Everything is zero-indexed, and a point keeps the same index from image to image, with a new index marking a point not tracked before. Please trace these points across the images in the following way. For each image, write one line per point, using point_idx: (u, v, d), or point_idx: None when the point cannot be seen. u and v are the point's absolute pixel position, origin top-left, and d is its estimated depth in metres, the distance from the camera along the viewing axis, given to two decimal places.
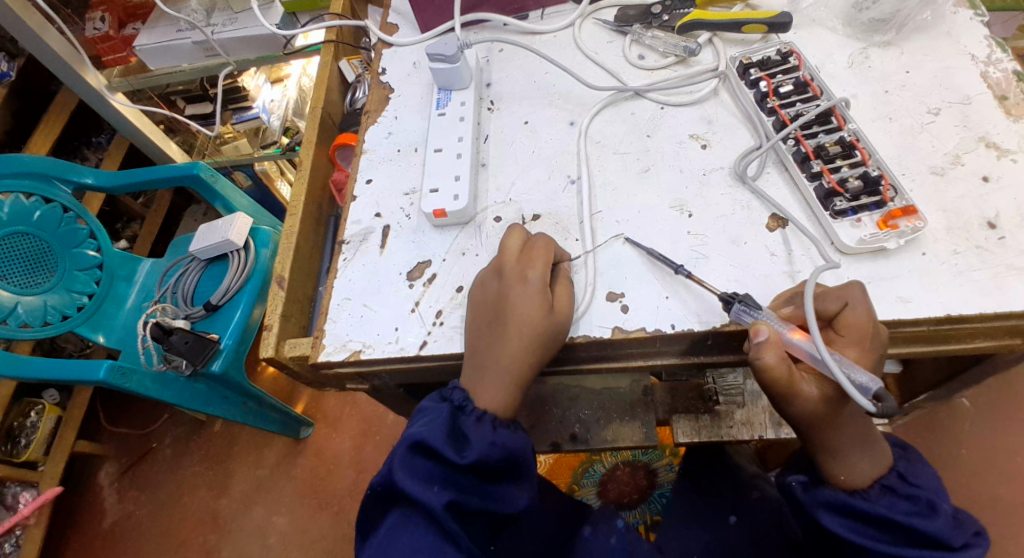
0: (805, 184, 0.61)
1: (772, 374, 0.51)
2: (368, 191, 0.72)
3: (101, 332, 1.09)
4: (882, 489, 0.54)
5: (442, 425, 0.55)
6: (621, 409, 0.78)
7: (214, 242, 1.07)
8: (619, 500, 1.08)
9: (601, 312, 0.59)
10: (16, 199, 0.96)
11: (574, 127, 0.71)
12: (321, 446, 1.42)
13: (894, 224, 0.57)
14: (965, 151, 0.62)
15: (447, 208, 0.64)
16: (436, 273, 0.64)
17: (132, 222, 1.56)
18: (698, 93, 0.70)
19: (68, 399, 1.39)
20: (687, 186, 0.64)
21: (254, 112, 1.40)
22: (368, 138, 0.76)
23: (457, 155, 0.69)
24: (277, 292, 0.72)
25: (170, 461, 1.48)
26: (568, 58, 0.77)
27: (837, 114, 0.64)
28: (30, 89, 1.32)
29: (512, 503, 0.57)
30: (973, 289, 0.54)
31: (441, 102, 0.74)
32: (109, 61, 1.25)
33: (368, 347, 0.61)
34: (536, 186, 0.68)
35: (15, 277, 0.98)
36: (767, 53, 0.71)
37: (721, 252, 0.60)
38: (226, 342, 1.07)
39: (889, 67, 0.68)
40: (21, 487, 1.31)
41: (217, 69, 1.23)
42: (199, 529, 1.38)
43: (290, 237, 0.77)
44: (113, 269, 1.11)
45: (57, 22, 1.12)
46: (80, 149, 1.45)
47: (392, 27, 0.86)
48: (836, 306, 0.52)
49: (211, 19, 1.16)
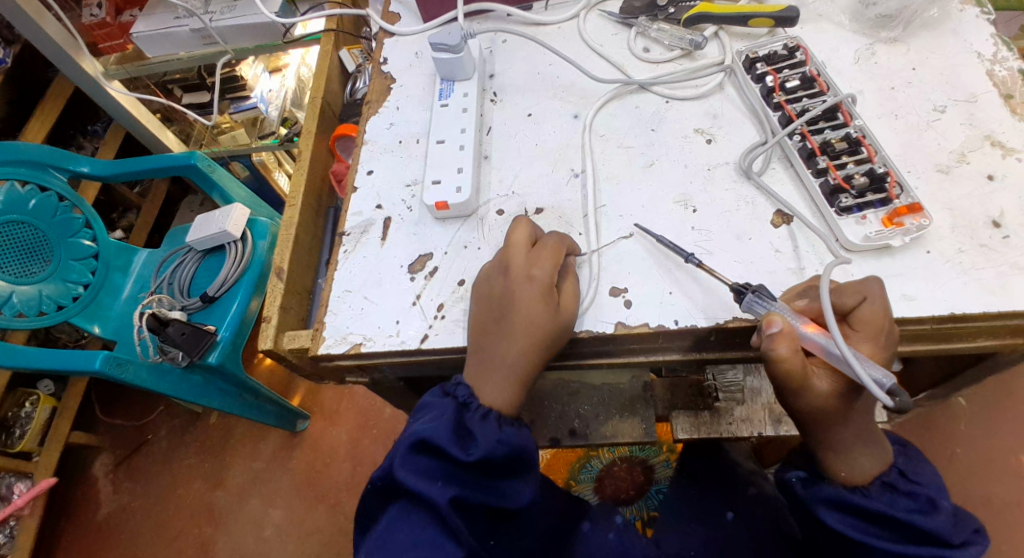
0: (810, 181, 0.60)
1: (784, 367, 0.50)
2: (368, 182, 0.71)
3: (96, 323, 1.08)
4: (883, 486, 0.54)
5: (449, 422, 0.55)
6: (620, 404, 0.77)
7: (210, 234, 1.06)
8: (615, 497, 1.06)
9: (600, 307, 0.58)
10: (10, 187, 0.94)
11: (577, 121, 0.70)
12: (317, 439, 1.42)
13: (899, 222, 0.56)
14: (971, 149, 0.61)
15: (449, 201, 0.64)
16: (437, 266, 0.64)
17: (128, 212, 1.55)
18: (702, 88, 0.69)
19: (63, 389, 1.38)
20: (691, 181, 0.64)
21: (252, 102, 1.39)
22: (368, 128, 0.75)
23: (459, 146, 0.68)
24: (276, 284, 0.72)
25: (166, 452, 1.47)
26: (572, 50, 0.76)
27: (843, 110, 0.64)
28: (25, 76, 1.31)
29: (515, 499, 0.57)
30: (978, 288, 0.54)
31: (443, 93, 0.73)
32: (105, 49, 1.24)
33: (368, 340, 0.61)
34: (538, 179, 0.67)
35: (8, 267, 0.95)
36: (773, 47, 0.70)
37: (725, 248, 0.59)
38: (221, 334, 1.06)
39: (895, 64, 0.68)
40: (16, 477, 1.31)
41: (214, 57, 1.22)
42: (195, 521, 1.38)
43: (289, 229, 0.76)
44: (108, 259, 1.10)
45: (53, 7, 1.10)
46: (75, 138, 1.44)
47: (393, 17, 0.85)
48: (853, 301, 0.51)
49: (210, 7, 1.15)
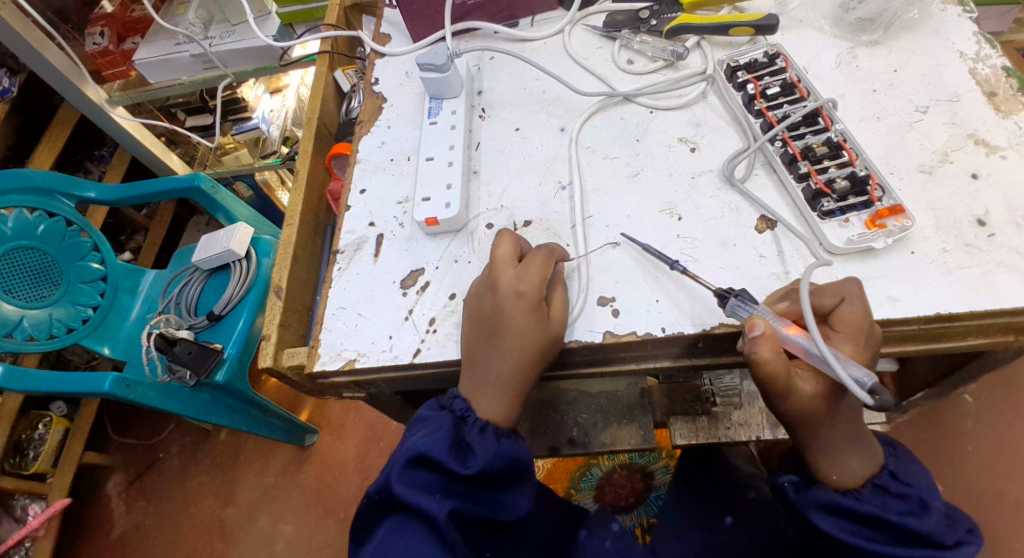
0: (793, 186, 0.61)
1: (767, 370, 0.50)
2: (362, 200, 0.73)
3: (106, 344, 1.10)
4: (874, 488, 0.55)
5: (447, 436, 0.56)
6: (618, 413, 0.78)
7: (215, 253, 1.08)
8: (615, 503, 1.08)
9: (589, 316, 0.59)
10: (19, 214, 0.97)
11: (564, 134, 0.72)
12: (325, 453, 1.43)
13: (883, 224, 0.57)
14: (954, 149, 0.62)
15: (438, 217, 0.65)
16: (429, 281, 0.65)
17: (135, 234, 1.58)
18: (685, 97, 0.70)
19: (75, 410, 1.40)
20: (676, 190, 0.65)
21: (254, 123, 1.42)
22: (360, 147, 0.77)
23: (448, 163, 0.70)
24: (274, 303, 0.73)
25: (177, 470, 1.49)
26: (558, 65, 0.77)
27: (824, 115, 0.64)
28: (33, 105, 1.35)
29: (514, 510, 0.58)
30: (964, 286, 0.55)
31: (432, 111, 0.75)
32: (109, 76, 1.26)
33: (362, 356, 0.62)
34: (526, 192, 0.68)
35: (19, 292, 0.98)
36: (754, 55, 0.71)
37: (711, 255, 0.60)
38: (228, 351, 1.07)
39: (877, 67, 0.69)
40: (30, 499, 1.33)
41: (215, 81, 1.24)
42: (207, 538, 1.39)
43: (287, 247, 0.78)
44: (116, 280, 1.13)
45: (56, 37, 1.13)
46: (82, 163, 1.47)
47: (384, 38, 0.87)
48: (832, 302, 0.52)
49: (209, 32, 1.18)
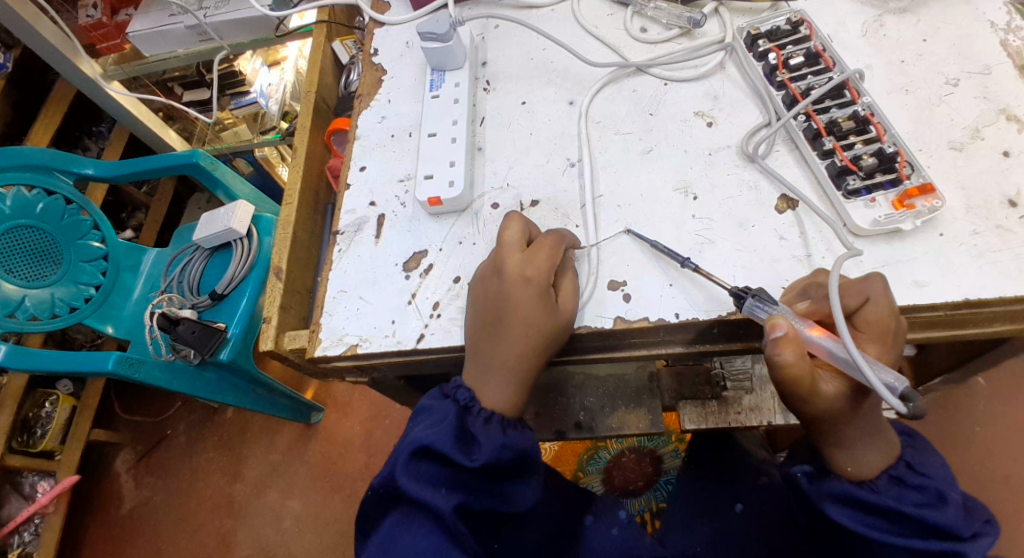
0: (817, 163, 0.58)
1: (790, 373, 0.47)
2: (362, 178, 0.70)
3: (110, 323, 1.08)
4: (889, 480, 0.53)
5: (450, 427, 0.53)
6: (627, 396, 0.76)
7: (215, 232, 1.05)
8: (624, 487, 1.07)
9: (600, 301, 0.57)
10: (17, 192, 0.94)
11: (573, 107, 0.68)
12: (332, 430, 1.43)
13: (911, 204, 0.53)
14: (985, 124, 0.58)
15: (442, 196, 0.62)
16: (433, 264, 0.62)
17: (136, 212, 1.55)
18: (702, 68, 0.67)
19: (81, 389, 1.40)
20: (691, 167, 0.61)
21: (251, 98, 1.37)
22: (359, 123, 0.74)
23: (452, 139, 0.67)
24: (275, 283, 0.71)
25: (185, 447, 1.50)
26: (566, 34, 0.73)
27: (850, 87, 0.61)
28: (28, 79, 1.31)
29: (521, 503, 0.56)
30: (995, 272, 0.52)
31: (434, 84, 0.71)
32: (104, 49, 1.24)
33: (365, 341, 0.60)
34: (534, 170, 0.65)
35: (20, 271, 0.96)
36: (776, 22, 0.67)
37: (728, 237, 0.57)
38: (232, 331, 1.06)
39: (905, 35, 0.64)
40: (39, 476, 1.33)
41: (210, 53, 1.19)
42: (216, 513, 1.40)
43: (287, 228, 0.75)
44: (118, 259, 1.10)
45: (48, 10, 1.09)
46: (80, 140, 1.44)
47: (383, 5, 0.83)
48: (856, 301, 0.49)
49: (203, 2, 1.12)
